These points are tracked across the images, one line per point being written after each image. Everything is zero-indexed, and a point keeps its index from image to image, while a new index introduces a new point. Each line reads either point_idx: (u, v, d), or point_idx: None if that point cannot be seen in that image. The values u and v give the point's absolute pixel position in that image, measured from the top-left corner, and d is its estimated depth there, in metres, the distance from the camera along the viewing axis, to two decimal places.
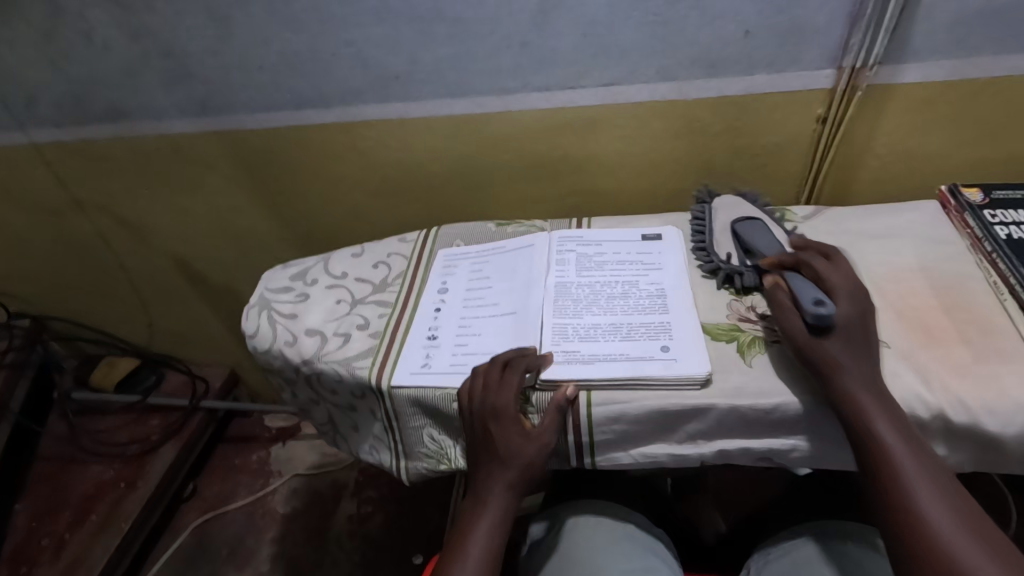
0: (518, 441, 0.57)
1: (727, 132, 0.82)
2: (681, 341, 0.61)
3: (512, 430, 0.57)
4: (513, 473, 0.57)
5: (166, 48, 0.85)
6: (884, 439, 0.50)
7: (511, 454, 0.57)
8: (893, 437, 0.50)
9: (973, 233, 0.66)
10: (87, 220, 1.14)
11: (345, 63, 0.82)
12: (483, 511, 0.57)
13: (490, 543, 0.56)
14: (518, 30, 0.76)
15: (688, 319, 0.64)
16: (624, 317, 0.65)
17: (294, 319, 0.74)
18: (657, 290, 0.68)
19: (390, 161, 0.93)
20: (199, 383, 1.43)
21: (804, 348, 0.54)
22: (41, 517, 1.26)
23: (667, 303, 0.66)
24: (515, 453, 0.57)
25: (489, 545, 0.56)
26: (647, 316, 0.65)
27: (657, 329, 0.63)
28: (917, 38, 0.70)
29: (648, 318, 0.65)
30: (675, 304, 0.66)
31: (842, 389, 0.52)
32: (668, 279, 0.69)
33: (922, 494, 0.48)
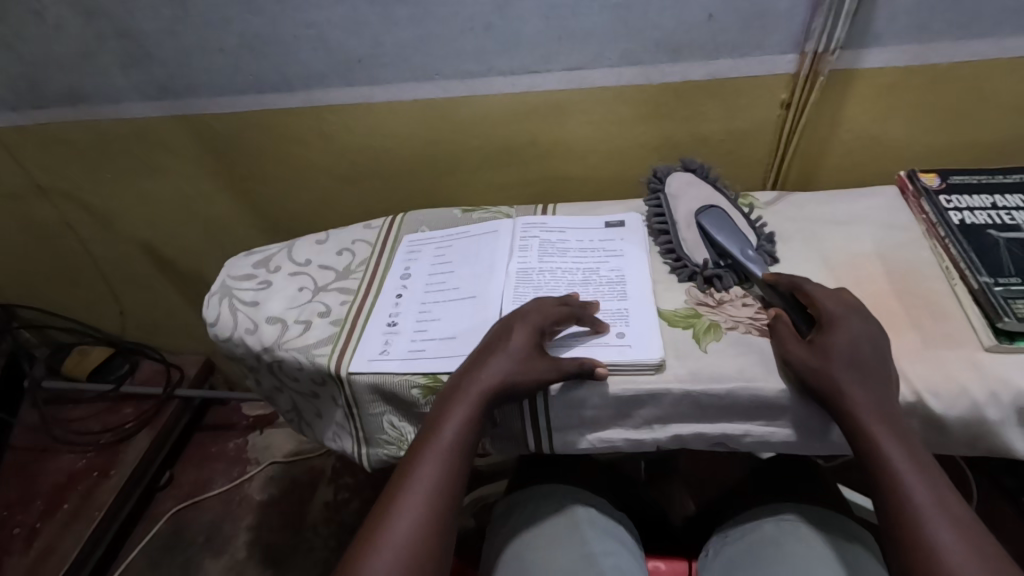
0: (521, 347, 0.57)
1: (694, 117, 0.81)
2: (638, 328, 0.61)
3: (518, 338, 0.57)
4: (506, 376, 0.55)
5: (122, 29, 0.83)
6: (883, 444, 0.48)
7: (512, 356, 0.56)
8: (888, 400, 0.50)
9: (928, 218, 0.67)
10: (51, 207, 1.12)
11: (306, 45, 0.81)
12: (457, 415, 0.54)
13: (460, 435, 0.54)
14: (480, 13, 0.75)
15: (645, 306, 0.64)
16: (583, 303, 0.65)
17: (255, 307, 0.73)
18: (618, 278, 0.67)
19: (356, 145, 0.92)
20: (174, 372, 1.42)
21: (850, 336, 0.53)
22: (12, 507, 1.25)
23: (626, 290, 0.66)
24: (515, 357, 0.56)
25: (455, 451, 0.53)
26: (606, 303, 0.65)
27: (615, 316, 0.63)
28: (878, 23, 0.70)
29: (607, 305, 0.65)
30: (635, 292, 0.66)
31: (859, 344, 0.52)
32: (629, 266, 0.69)
33: (915, 473, 0.47)
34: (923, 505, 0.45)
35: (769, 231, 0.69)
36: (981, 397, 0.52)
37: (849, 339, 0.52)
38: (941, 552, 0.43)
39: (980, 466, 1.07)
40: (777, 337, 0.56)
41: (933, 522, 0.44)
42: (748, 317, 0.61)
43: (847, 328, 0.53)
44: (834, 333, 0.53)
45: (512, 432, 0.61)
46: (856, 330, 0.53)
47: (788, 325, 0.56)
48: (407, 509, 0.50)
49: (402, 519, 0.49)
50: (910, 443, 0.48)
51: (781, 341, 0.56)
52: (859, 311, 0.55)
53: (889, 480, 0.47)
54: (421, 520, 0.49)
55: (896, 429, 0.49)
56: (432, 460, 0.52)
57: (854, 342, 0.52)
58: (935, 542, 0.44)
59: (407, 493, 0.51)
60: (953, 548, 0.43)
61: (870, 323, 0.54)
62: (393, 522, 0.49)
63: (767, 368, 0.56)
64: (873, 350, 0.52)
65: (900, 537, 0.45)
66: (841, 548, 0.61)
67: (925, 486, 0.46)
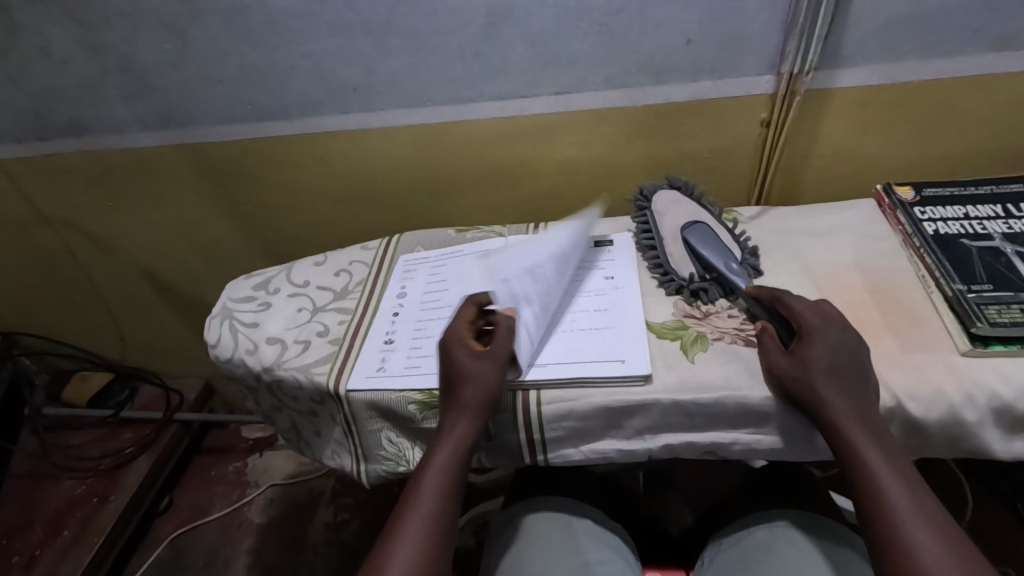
0: (475, 366, 0.59)
1: (677, 137, 0.84)
2: (627, 343, 0.63)
3: (468, 359, 0.59)
4: (472, 398, 0.58)
5: (125, 63, 0.86)
6: (862, 449, 0.50)
7: (469, 378, 0.58)
8: (860, 404, 0.52)
9: (904, 229, 0.69)
10: (54, 235, 1.14)
11: (302, 75, 0.84)
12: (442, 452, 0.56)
13: (450, 463, 0.56)
14: (469, 41, 0.78)
15: (633, 322, 0.66)
16: (573, 321, 0.67)
17: (255, 328, 0.75)
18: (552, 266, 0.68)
19: (352, 169, 0.94)
20: (174, 396, 1.43)
21: (824, 343, 0.55)
22: (11, 535, 1.25)
23: (616, 305, 0.68)
24: (472, 378, 0.58)
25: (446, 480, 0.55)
26: (595, 321, 0.67)
27: (605, 333, 0.65)
28: (849, 44, 0.74)
29: (596, 322, 0.67)
30: (623, 308, 0.68)
31: (831, 350, 0.54)
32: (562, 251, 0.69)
33: (889, 471, 0.48)
34: (901, 508, 0.47)
35: (754, 245, 0.72)
36: (957, 400, 0.54)
37: (826, 347, 0.54)
38: (918, 553, 0.45)
39: (972, 471, 1.08)
40: (763, 350, 0.58)
41: (911, 524, 0.46)
42: (733, 328, 0.63)
43: (827, 336, 0.55)
44: (816, 342, 0.55)
45: (506, 444, 0.63)
46: (827, 335, 0.55)
47: (774, 336, 0.58)
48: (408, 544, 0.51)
49: (405, 551, 0.51)
50: (889, 448, 0.50)
51: (768, 354, 0.57)
52: (837, 320, 0.57)
53: (869, 485, 0.48)
54: (423, 549, 0.51)
55: (876, 436, 0.50)
56: (428, 491, 0.54)
57: (826, 349, 0.54)
58: (913, 545, 0.45)
59: (407, 526, 0.52)
60: (929, 550, 0.44)
61: (847, 333, 0.56)
62: (397, 553, 0.51)
63: (752, 377, 0.58)
64: (845, 356, 0.54)
65: (881, 540, 0.46)
66: (831, 550, 0.62)
67: (902, 489, 0.48)
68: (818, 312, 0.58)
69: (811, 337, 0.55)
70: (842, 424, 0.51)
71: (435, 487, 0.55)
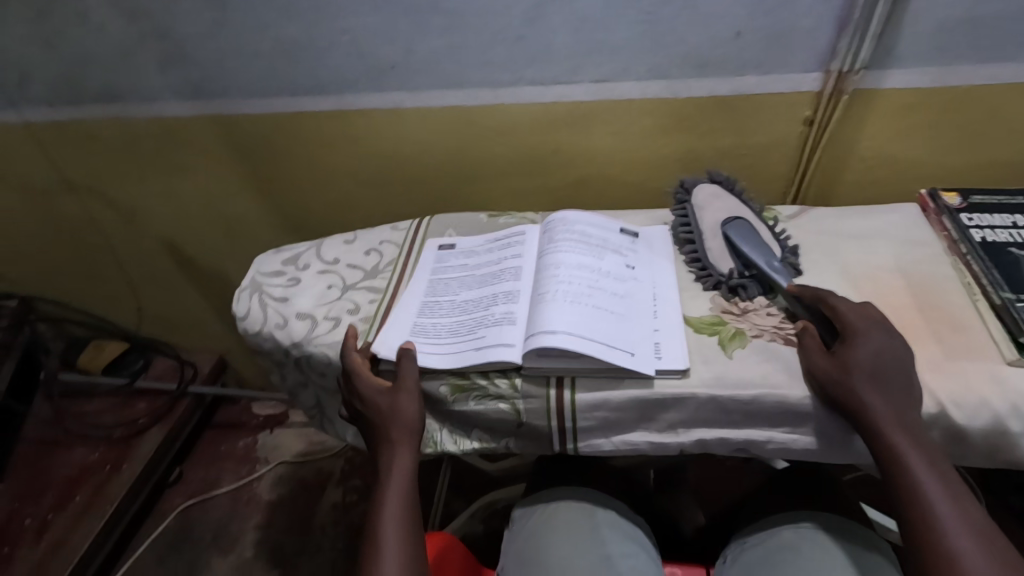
0: (394, 401, 0.61)
1: (716, 132, 0.84)
2: (637, 336, 0.62)
3: (381, 399, 0.61)
4: (401, 430, 0.60)
5: (163, 31, 0.85)
6: (907, 453, 0.49)
7: (389, 415, 0.60)
8: (898, 413, 0.51)
9: (950, 235, 0.69)
10: (78, 202, 1.14)
11: (340, 51, 0.83)
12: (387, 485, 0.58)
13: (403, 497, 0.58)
14: (514, 25, 0.77)
15: (647, 316, 0.65)
16: (589, 297, 0.65)
17: (286, 303, 0.75)
18: (440, 310, 0.70)
19: (383, 150, 0.94)
20: (187, 369, 1.43)
21: (868, 346, 0.54)
22: (24, 499, 1.25)
23: (634, 296, 0.67)
24: (395, 412, 0.60)
25: (401, 510, 0.57)
26: (613, 303, 0.65)
27: (616, 318, 0.63)
28: (902, 45, 0.72)
29: (611, 306, 0.65)
30: (640, 300, 0.66)
31: (872, 354, 0.53)
32: (434, 299, 0.72)
33: (930, 476, 0.48)
34: (945, 515, 0.46)
35: (794, 244, 0.71)
36: (1002, 409, 0.53)
37: (869, 350, 0.54)
38: (961, 562, 0.44)
39: (988, 483, 1.08)
40: (804, 348, 0.58)
41: (955, 532, 0.45)
42: (773, 326, 0.62)
43: (871, 340, 0.54)
44: (861, 345, 0.54)
45: (536, 431, 0.62)
46: (870, 338, 0.55)
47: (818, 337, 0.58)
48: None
49: None
50: (933, 454, 0.49)
51: (807, 353, 0.57)
52: (883, 324, 0.56)
53: (912, 491, 0.48)
54: None
55: (921, 442, 0.50)
56: (389, 531, 0.55)
57: (869, 351, 0.54)
58: (957, 553, 0.44)
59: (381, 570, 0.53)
60: (973, 559, 0.44)
61: (894, 337, 0.56)
62: None
63: (792, 375, 0.58)
64: (886, 362, 0.53)
65: (925, 546, 0.46)
66: (859, 555, 0.61)
67: (945, 496, 0.47)
68: (861, 314, 0.57)
69: (854, 337, 0.55)
70: (885, 430, 0.50)
71: (393, 518, 0.56)
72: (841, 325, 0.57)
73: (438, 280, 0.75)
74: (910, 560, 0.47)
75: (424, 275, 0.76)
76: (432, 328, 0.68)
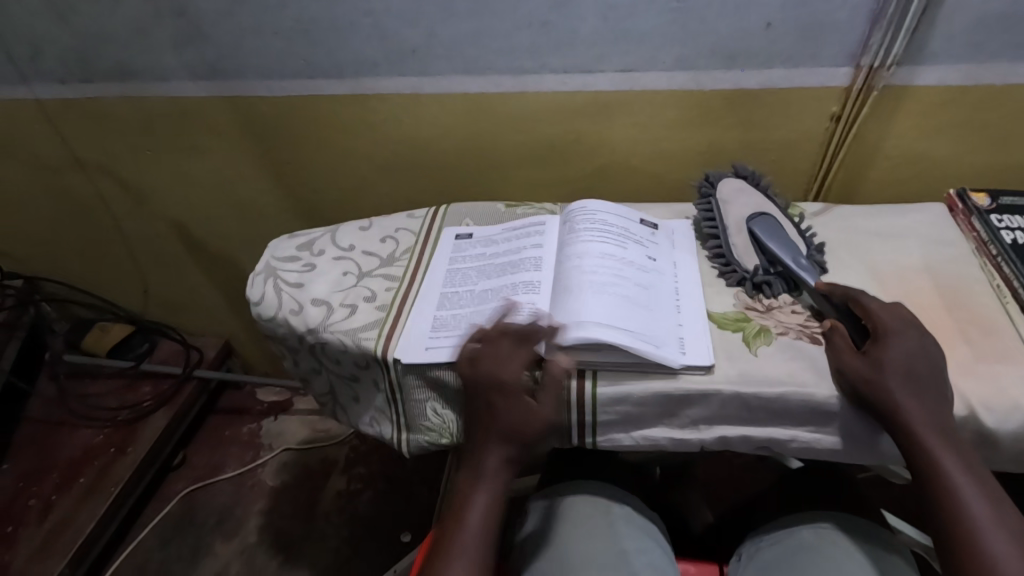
0: (531, 408, 0.57)
1: (740, 126, 0.82)
2: (663, 326, 0.62)
3: (518, 400, 0.56)
4: (519, 437, 0.56)
5: (180, 8, 0.84)
6: (941, 455, 0.49)
7: (518, 418, 0.56)
8: (934, 415, 0.50)
9: (979, 236, 0.68)
10: (87, 181, 1.12)
11: (361, 33, 0.81)
12: (481, 480, 0.56)
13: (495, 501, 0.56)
14: (540, 10, 0.75)
15: (672, 309, 0.64)
16: (616, 288, 0.64)
17: (300, 289, 0.73)
18: (460, 301, 0.69)
19: (400, 136, 0.92)
20: (193, 353, 1.42)
21: (898, 348, 0.53)
22: (28, 479, 1.25)
23: (658, 287, 0.66)
24: (526, 419, 0.56)
25: (492, 507, 0.56)
26: (639, 295, 0.64)
27: (643, 309, 0.63)
28: (935, 41, 0.71)
29: (637, 297, 0.64)
30: (663, 292, 0.66)
31: (905, 356, 0.53)
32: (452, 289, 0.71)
33: (963, 477, 0.48)
34: (980, 516, 0.46)
35: (820, 242, 0.70)
36: None
37: (904, 352, 0.53)
38: (998, 563, 0.44)
39: None
40: (833, 349, 0.57)
41: (992, 533, 0.45)
42: (798, 324, 0.61)
43: (904, 339, 0.54)
44: (894, 343, 0.53)
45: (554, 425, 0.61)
46: (902, 338, 0.54)
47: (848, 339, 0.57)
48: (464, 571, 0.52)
49: None
50: (965, 455, 0.49)
51: (837, 355, 0.56)
52: (915, 325, 0.55)
53: (945, 492, 0.48)
54: None
55: (953, 444, 0.49)
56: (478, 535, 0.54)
57: (899, 352, 0.53)
58: (995, 555, 0.44)
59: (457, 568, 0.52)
60: (1011, 563, 0.44)
61: (926, 338, 0.55)
62: None
63: (818, 374, 0.57)
64: (919, 362, 0.52)
65: (960, 547, 0.46)
66: (879, 559, 0.61)
67: (979, 496, 0.47)
68: (895, 317, 0.56)
69: (884, 337, 0.54)
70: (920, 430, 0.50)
71: (483, 515, 0.55)
72: (871, 323, 0.56)
73: (458, 270, 0.74)
74: (943, 561, 0.47)
75: (441, 265, 0.75)
76: (453, 321, 0.67)
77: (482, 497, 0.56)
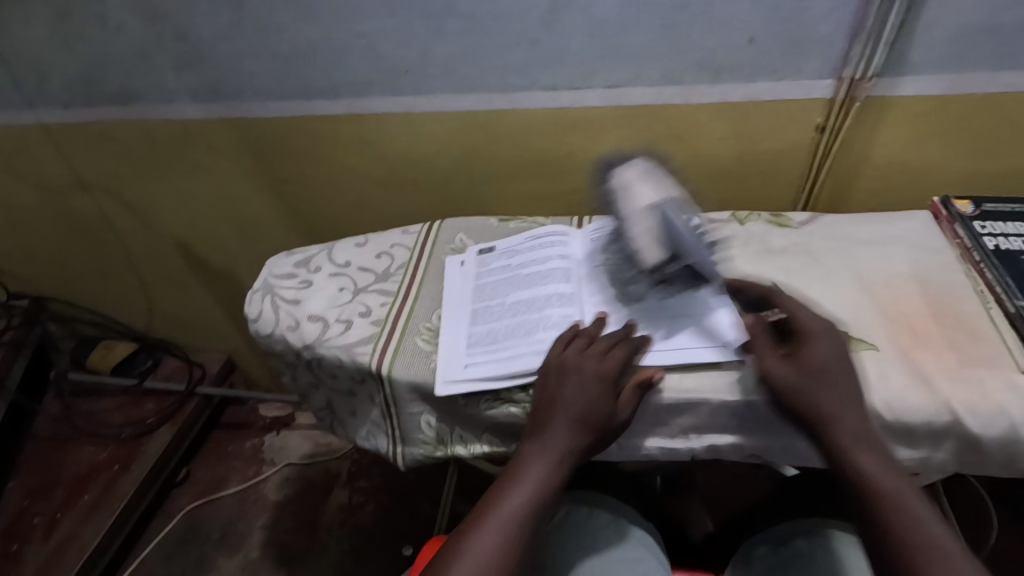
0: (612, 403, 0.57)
1: (728, 137, 0.84)
2: (721, 322, 0.63)
3: (601, 390, 0.57)
4: (591, 423, 0.56)
5: (181, 34, 0.86)
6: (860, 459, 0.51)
7: (596, 405, 0.56)
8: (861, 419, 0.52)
9: (963, 242, 0.69)
10: (92, 202, 1.15)
11: (355, 54, 0.83)
12: (534, 455, 0.56)
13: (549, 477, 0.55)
14: (527, 29, 0.77)
15: (723, 303, 0.65)
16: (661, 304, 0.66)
17: (297, 305, 0.75)
18: (493, 315, 0.69)
19: (394, 154, 0.95)
20: (196, 369, 1.43)
21: (828, 350, 0.55)
22: (34, 496, 1.26)
23: (702, 286, 0.68)
24: (601, 410, 0.56)
25: (544, 482, 0.55)
26: (684, 302, 0.66)
27: (696, 314, 0.64)
28: (915, 52, 0.72)
29: (686, 305, 0.66)
30: (707, 287, 0.67)
31: (835, 356, 0.55)
32: (483, 304, 0.71)
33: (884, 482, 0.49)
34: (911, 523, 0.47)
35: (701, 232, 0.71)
36: (1018, 417, 0.53)
37: (836, 354, 0.55)
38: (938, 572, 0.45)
39: (1000, 495, 1.06)
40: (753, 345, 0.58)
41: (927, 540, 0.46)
42: None
43: (829, 344, 0.55)
44: (823, 349, 0.55)
45: None
46: (823, 339, 0.56)
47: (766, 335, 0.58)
48: (497, 525, 0.52)
49: (486, 542, 0.51)
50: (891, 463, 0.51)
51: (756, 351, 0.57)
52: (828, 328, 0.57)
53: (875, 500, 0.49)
54: (505, 544, 0.51)
55: (880, 451, 0.51)
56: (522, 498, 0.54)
57: (833, 354, 0.55)
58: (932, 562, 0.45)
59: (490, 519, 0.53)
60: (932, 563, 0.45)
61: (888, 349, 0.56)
62: (475, 539, 0.52)
63: None
64: (847, 365, 0.55)
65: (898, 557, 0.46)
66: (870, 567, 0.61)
67: (909, 502, 0.48)
68: (818, 321, 0.58)
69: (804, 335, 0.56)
70: (847, 438, 0.51)
71: (534, 483, 0.54)
72: (794, 327, 0.58)
73: (484, 285, 0.74)
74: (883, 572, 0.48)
75: (468, 281, 0.75)
76: (488, 336, 0.67)
77: (542, 465, 0.55)
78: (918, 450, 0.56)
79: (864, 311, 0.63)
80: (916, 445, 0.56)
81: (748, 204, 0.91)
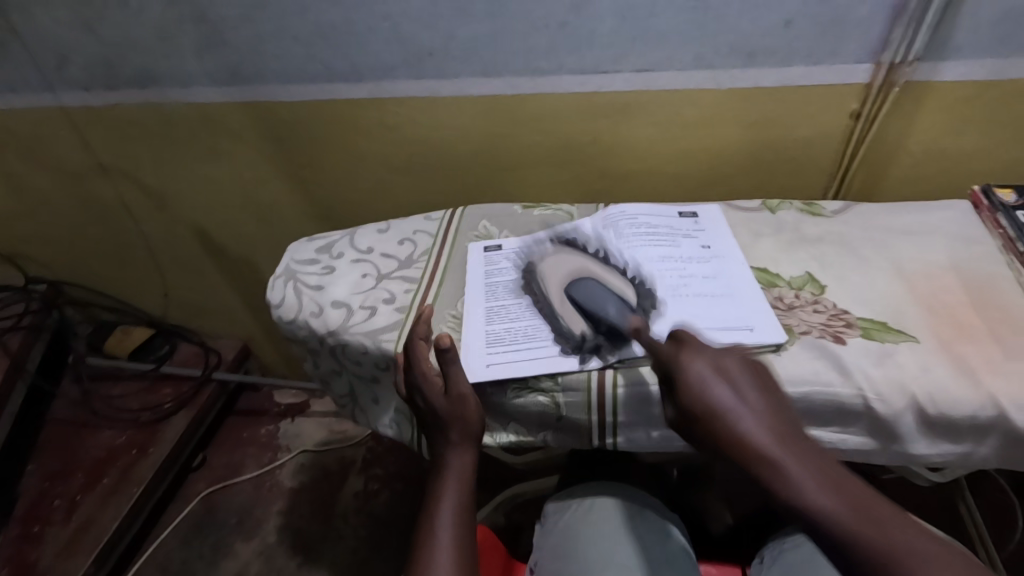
0: (449, 403, 0.60)
1: (759, 124, 0.82)
2: (751, 312, 0.62)
3: (442, 398, 0.60)
4: (461, 429, 0.60)
5: (201, 15, 0.85)
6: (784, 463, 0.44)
7: (455, 411, 0.60)
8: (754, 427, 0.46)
9: (1006, 233, 0.67)
10: (110, 186, 1.14)
11: (379, 37, 0.82)
12: (444, 482, 0.59)
13: (465, 476, 0.60)
14: (556, 12, 0.75)
15: (748, 290, 0.65)
16: (686, 287, 0.66)
17: (320, 291, 0.74)
18: (510, 314, 0.68)
19: (416, 140, 0.93)
20: (212, 356, 1.43)
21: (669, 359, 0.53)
22: (54, 479, 1.28)
23: (725, 273, 0.67)
24: (459, 414, 0.60)
25: (457, 500, 0.58)
26: (709, 287, 0.66)
27: (719, 299, 0.64)
28: (958, 37, 0.70)
29: (709, 290, 0.65)
30: (730, 275, 0.67)
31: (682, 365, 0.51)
32: (499, 303, 0.69)
33: (800, 478, 0.43)
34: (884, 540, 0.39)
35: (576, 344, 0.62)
36: None
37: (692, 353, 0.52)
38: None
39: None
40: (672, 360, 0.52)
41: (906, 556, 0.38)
42: (821, 323, 0.61)
43: (707, 372, 0.50)
44: (719, 383, 0.49)
45: (576, 426, 0.62)
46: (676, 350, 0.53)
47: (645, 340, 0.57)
48: (443, 543, 0.54)
49: (444, 558, 0.53)
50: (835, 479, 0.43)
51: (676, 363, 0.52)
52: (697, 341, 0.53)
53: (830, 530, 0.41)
54: (456, 554, 0.54)
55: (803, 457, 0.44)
56: (445, 509, 0.57)
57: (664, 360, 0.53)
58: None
59: (435, 543, 0.54)
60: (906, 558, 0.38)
61: (856, 355, 0.57)
62: (432, 565, 0.53)
63: (839, 372, 0.56)
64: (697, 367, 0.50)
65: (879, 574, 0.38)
66: None
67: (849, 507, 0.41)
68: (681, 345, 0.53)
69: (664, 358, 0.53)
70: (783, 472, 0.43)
71: (452, 496, 0.58)
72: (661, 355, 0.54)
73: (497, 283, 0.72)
74: None
75: (478, 276, 0.73)
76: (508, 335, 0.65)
77: (455, 470, 0.59)
78: (959, 443, 0.55)
79: (901, 303, 0.62)
80: (958, 439, 0.55)
81: (776, 192, 0.89)
